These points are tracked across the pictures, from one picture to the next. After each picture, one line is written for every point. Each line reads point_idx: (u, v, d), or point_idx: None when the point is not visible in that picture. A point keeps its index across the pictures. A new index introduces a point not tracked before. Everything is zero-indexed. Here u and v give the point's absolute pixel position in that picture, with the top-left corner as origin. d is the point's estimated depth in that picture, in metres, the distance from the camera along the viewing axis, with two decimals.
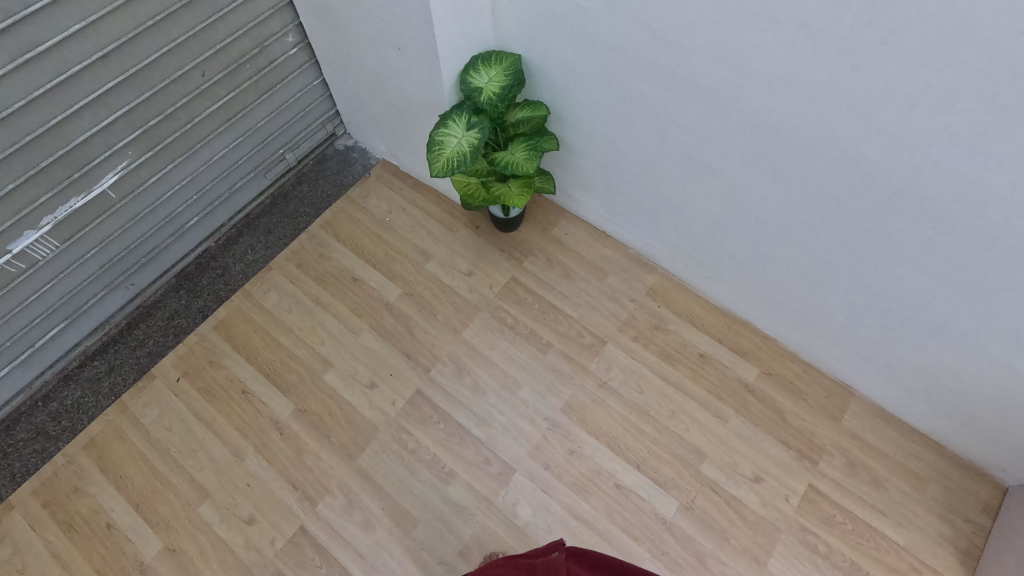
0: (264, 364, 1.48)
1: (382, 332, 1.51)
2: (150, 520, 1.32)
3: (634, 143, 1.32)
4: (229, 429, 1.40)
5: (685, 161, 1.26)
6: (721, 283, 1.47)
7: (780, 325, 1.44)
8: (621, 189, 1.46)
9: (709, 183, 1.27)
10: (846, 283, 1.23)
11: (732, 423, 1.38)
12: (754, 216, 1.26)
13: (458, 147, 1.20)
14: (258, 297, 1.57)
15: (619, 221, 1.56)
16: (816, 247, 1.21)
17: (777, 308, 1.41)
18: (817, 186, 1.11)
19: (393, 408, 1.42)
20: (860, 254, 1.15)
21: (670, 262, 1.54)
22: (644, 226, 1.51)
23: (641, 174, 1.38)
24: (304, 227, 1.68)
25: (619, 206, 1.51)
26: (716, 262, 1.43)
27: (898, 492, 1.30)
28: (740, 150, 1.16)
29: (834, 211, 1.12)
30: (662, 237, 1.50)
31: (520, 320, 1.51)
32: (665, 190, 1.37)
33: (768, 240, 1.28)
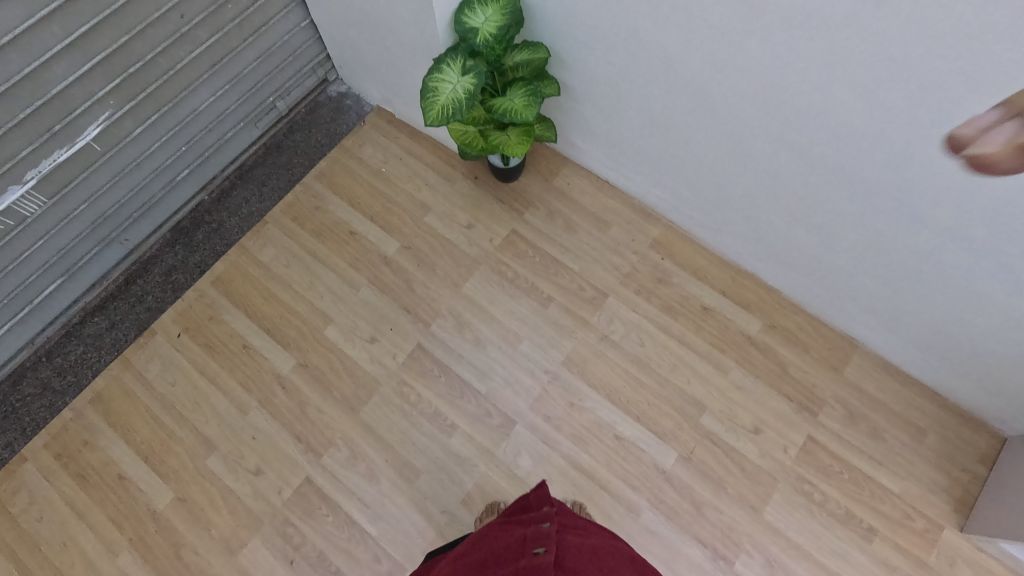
0: (263, 319, 1.47)
1: (381, 287, 1.49)
2: (159, 471, 1.35)
3: (639, 88, 1.25)
4: (232, 384, 1.42)
5: (693, 106, 1.20)
6: (727, 234, 1.43)
7: (786, 277, 1.41)
8: (625, 138, 1.40)
9: (719, 129, 1.21)
10: (856, 236, 1.19)
11: (733, 375, 1.38)
12: (765, 166, 1.21)
13: (454, 93, 1.14)
14: (255, 251, 1.55)
15: (622, 170, 1.50)
16: (827, 198, 1.17)
17: (783, 260, 1.38)
18: (833, 134, 1.05)
19: (394, 362, 1.42)
20: (873, 205, 1.11)
21: (674, 212, 1.50)
22: (648, 175, 1.46)
23: (646, 121, 1.32)
24: (299, 179, 1.63)
25: (623, 154, 1.45)
26: (722, 213, 1.39)
27: (896, 442, 1.31)
28: (753, 95, 1.09)
29: (848, 160, 1.07)
30: (667, 188, 1.45)
31: (521, 273, 1.49)
32: (671, 139, 1.31)
33: (777, 191, 1.24)
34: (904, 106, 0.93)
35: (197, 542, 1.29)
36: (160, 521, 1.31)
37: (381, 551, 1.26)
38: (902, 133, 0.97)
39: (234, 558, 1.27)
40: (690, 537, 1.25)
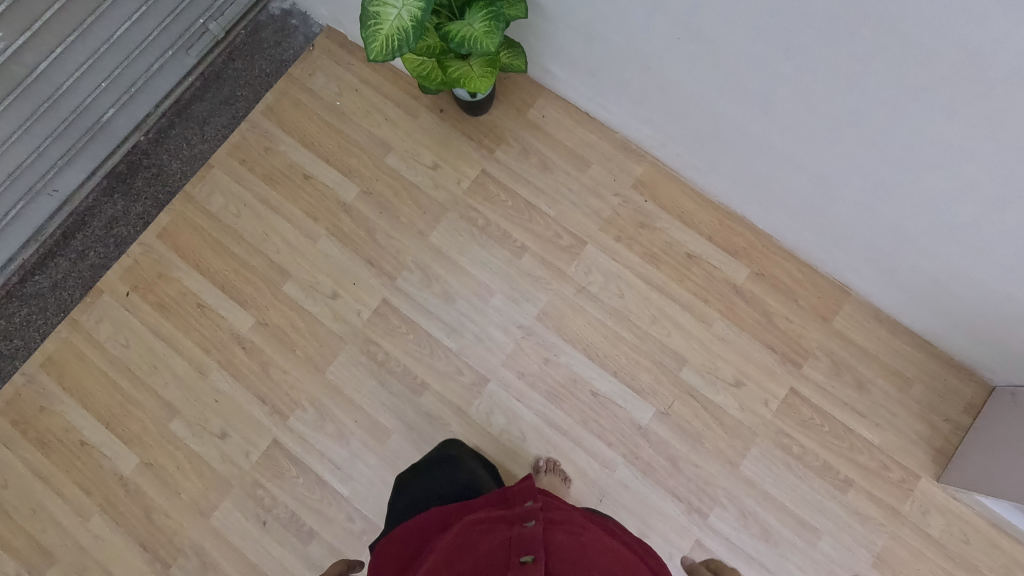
0: (217, 276, 1.37)
1: (342, 237, 1.38)
2: (122, 436, 1.31)
3: (621, 10, 1.08)
4: (189, 345, 1.34)
5: (685, 29, 1.04)
6: (716, 175, 1.31)
7: (778, 222, 1.30)
8: (607, 67, 1.24)
9: (712, 59, 1.06)
10: (857, 182, 1.08)
11: (716, 326, 1.31)
12: (764, 102, 1.07)
13: (401, 21, 0.96)
14: (201, 199, 1.41)
15: (603, 101, 1.34)
16: (832, 139, 1.04)
17: (775, 205, 1.27)
18: (847, 63, 0.91)
19: (359, 319, 1.34)
20: (880, 149, 1.00)
21: (660, 149, 1.36)
22: (632, 108, 1.30)
23: (629, 48, 1.15)
24: (245, 115, 1.46)
25: (605, 84, 1.28)
26: (711, 153, 1.26)
27: (880, 394, 1.27)
28: (759, 14, 0.93)
29: (861, 95, 0.94)
30: (653, 123, 1.30)
31: (492, 220, 1.38)
32: (658, 68, 1.15)
33: (777, 130, 1.10)
34: (931, 30, 0.79)
35: (167, 506, 1.27)
36: (128, 486, 1.28)
37: (353, 511, 1.25)
38: (925, 63, 0.83)
39: (207, 521, 1.26)
40: (665, 492, 1.24)
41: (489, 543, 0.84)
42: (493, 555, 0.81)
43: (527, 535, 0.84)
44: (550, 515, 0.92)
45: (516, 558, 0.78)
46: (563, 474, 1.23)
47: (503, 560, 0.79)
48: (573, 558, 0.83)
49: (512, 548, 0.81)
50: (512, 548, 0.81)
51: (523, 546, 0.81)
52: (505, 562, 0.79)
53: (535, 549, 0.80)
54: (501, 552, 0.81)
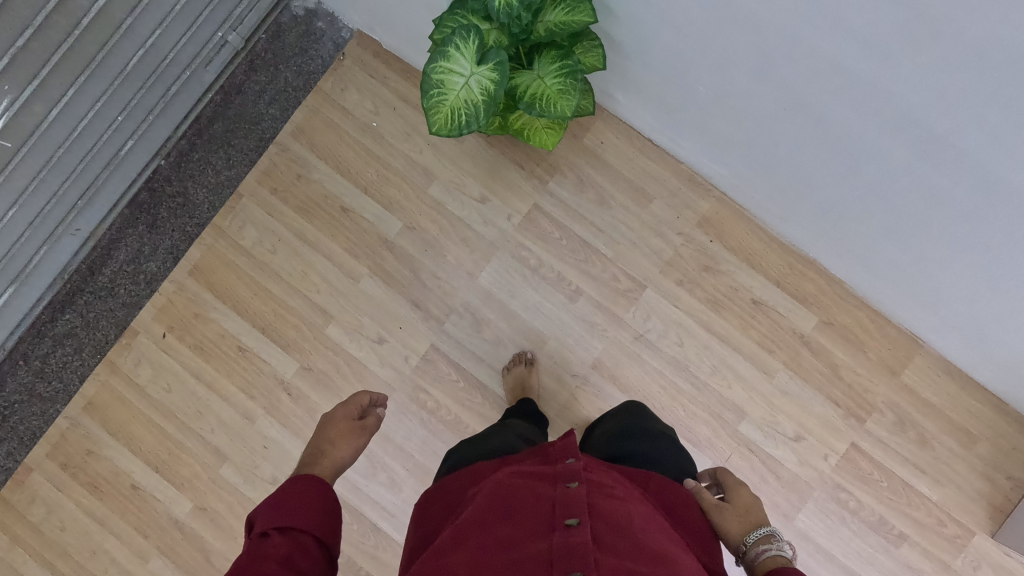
0: (256, 316, 1.31)
1: (385, 277, 1.30)
2: (173, 480, 1.30)
3: (718, 67, 0.98)
4: (233, 390, 1.30)
5: (798, 92, 0.93)
6: (796, 225, 1.22)
7: (859, 275, 1.22)
8: (685, 106, 1.11)
9: (814, 125, 0.97)
10: (959, 261, 1.03)
11: (779, 378, 1.26)
12: (877, 172, 0.97)
13: (470, 91, 0.83)
14: (233, 233, 1.32)
15: (674, 135, 1.21)
16: (940, 218, 0.97)
17: (859, 265, 1.20)
18: (991, 149, 0.82)
19: (407, 364, 1.29)
20: (993, 238, 0.94)
21: (734, 187, 1.25)
22: (708, 147, 1.18)
23: (722, 99, 1.03)
24: (273, 136, 1.33)
25: (680, 120, 1.16)
26: (795, 209, 1.17)
27: (943, 450, 1.24)
28: (895, 90, 0.83)
29: (989, 182, 0.86)
30: (735, 170, 1.19)
31: (544, 259, 1.29)
32: (754, 123, 1.04)
33: (886, 199, 1.01)
34: None
35: (225, 548, 1.28)
36: (184, 529, 1.29)
37: None
38: None
39: None
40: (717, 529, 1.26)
41: (527, 503, 0.71)
42: (532, 523, 0.68)
43: (571, 496, 0.70)
44: (597, 474, 0.78)
45: (560, 522, 0.67)
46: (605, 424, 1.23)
47: (544, 529, 0.66)
48: (626, 523, 0.68)
49: (555, 514, 0.69)
50: (554, 512, 0.68)
51: (567, 510, 0.68)
52: (547, 524, 0.67)
53: (580, 513, 0.67)
54: (540, 516, 0.68)
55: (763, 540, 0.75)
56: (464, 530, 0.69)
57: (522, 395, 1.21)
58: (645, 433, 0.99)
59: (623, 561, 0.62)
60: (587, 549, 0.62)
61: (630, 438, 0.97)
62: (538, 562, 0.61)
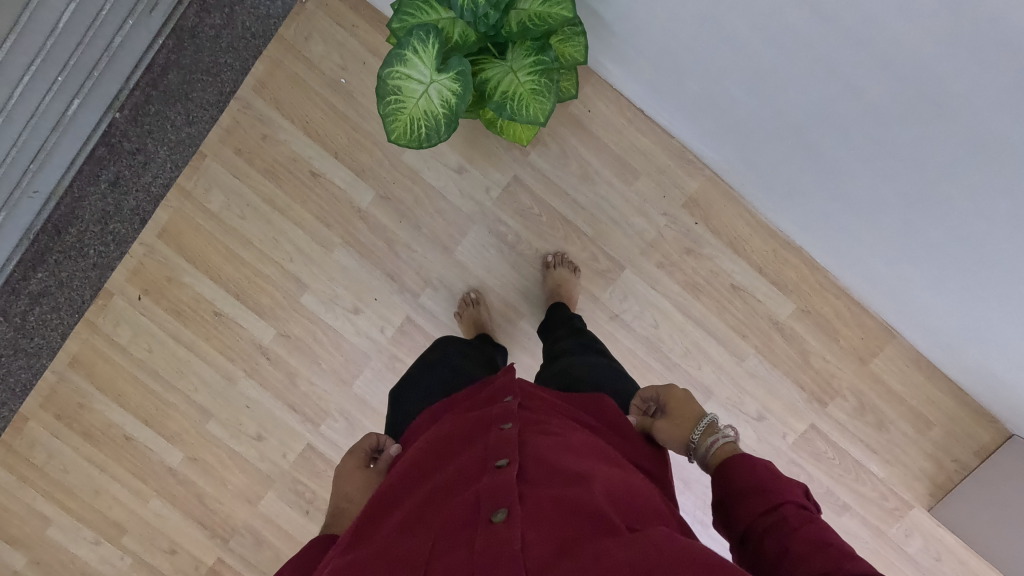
0: (230, 283, 1.29)
1: (358, 248, 1.27)
2: (163, 433, 1.37)
3: (710, 52, 0.95)
4: (213, 353, 1.33)
5: (773, 76, 0.91)
6: (786, 218, 1.19)
7: (848, 272, 1.21)
8: (685, 86, 1.05)
9: (802, 113, 0.94)
10: (930, 263, 1.03)
11: (749, 362, 1.28)
12: (852, 157, 0.96)
13: (429, 101, 0.75)
14: (200, 196, 1.27)
15: (673, 115, 1.16)
16: (914, 215, 0.97)
17: (842, 262, 1.19)
18: (958, 127, 0.80)
19: (382, 335, 1.30)
20: (962, 238, 0.94)
21: (731, 173, 1.19)
22: (705, 131, 1.13)
23: (703, 76, 1.00)
24: (234, 90, 1.24)
25: (679, 101, 1.10)
26: (785, 201, 1.15)
27: (898, 434, 1.29)
28: (863, 71, 0.81)
29: (962, 177, 0.86)
30: (726, 156, 1.16)
31: (522, 235, 1.25)
32: (735, 103, 1.01)
33: (866, 187, 0.99)
34: None
35: (217, 493, 1.39)
36: (178, 476, 1.38)
37: None
38: None
39: (255, 507, 1.39)
40: (675, 482, 1.35)
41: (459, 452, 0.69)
42: (465, 470, 0.65)
43: (503, 437, 0.68)
44: (533, 408, 0.76)
45: (490, 464, 0.64)
46: (573, 266, 1.24)
47: (476, 472, 0.64)
48: (558, 452, 0.66)
49: (487, 457, 0.66)
50: (485, 456, 0.66)
51: (497, 452, 0.66)
52: (478, 470, 0.64)
53: (510, 451, 0.65)
54: (472, 463, 0.66)
55: (707, 434, 0.74)
56: (402, 496, 0.68)
57: (478, 332, 1.20)
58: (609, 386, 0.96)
59: (552, 486, 0.60)
60: (512, 484, 0.59)
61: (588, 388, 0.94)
62: (464, 505, 0.59)
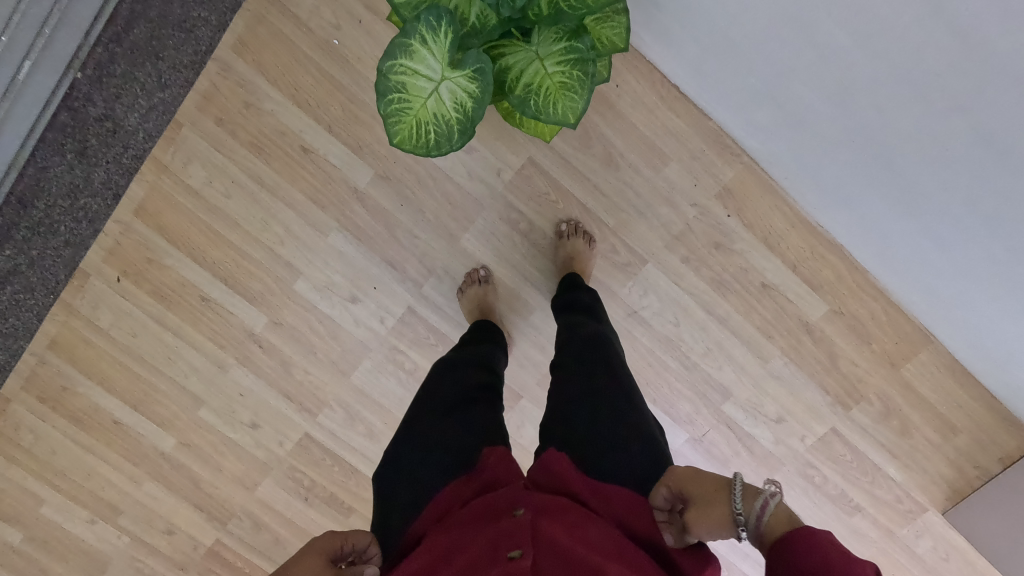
0: (216, 266, 1.19)
1: (355, 233, 1.16)
2: (153, 418, 1.30)
3: (772, 31, 0.85)
4: (201, 339, 1.24)
5: (851, 71, 0.83)
6: (838, 227, 1.10)
7: (898, 283, 1.12)
8: (738, 68, 0.94)
9: (869, 106, 0.85)
10: (996, 281, 0.94)
11: (773, 364, 1.20)
12: (919, 168, 0.88)
13: (440, 102, 0.63)
14: (178, 170, 1.13)
15: (717, 98, 1.03)
16: (987, 225, 0.88)
17: (894, 275, 1.10)
18: None
19: (383, 325, 1.21)
20: None
21: (779, 173, 1.09)
22: (756, 125, 1.02)
23: (766, 67, 0.90)
24: (210, 49, 1.08)
25: (729, 85, 0.98)
26: (838, 208, 1.06)
27: (921, 439, 1.24)
28: (958, 70, 0.74)
29: None
30: (772, 154, 1.06)
31: (536, 223, 1.14)
32: (794, 98, 0.92)
33: (928, 201, 0.92)
34: None
35: (213, 478, 1.35)
36: (172, 461, 1.34)
37: None
38: None
39: (253, 492, 1.35)
40: None
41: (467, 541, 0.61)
42: (474, 562, 0.58)
43: (515, 523, 0.61)
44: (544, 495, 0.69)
45: (502, 556, 0.57)
46: (588, 236, 1.12)
47: (486, 563, 0.57)
48: (576, 545, 0.59)
49: (498, 546, 0.59)
50: (496, 547, 0.58)
51: (509, 541, 0.59)
52: (488, 561, 0.57)
53: (524, 543, 0.58)
54: (483, 553, 0.59)
55: (750, 495, 0.62)
56: None
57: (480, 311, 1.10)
58: (623, 403, 0.82)
59: None
60: None
61: (597, 420, 0.80)
62: None
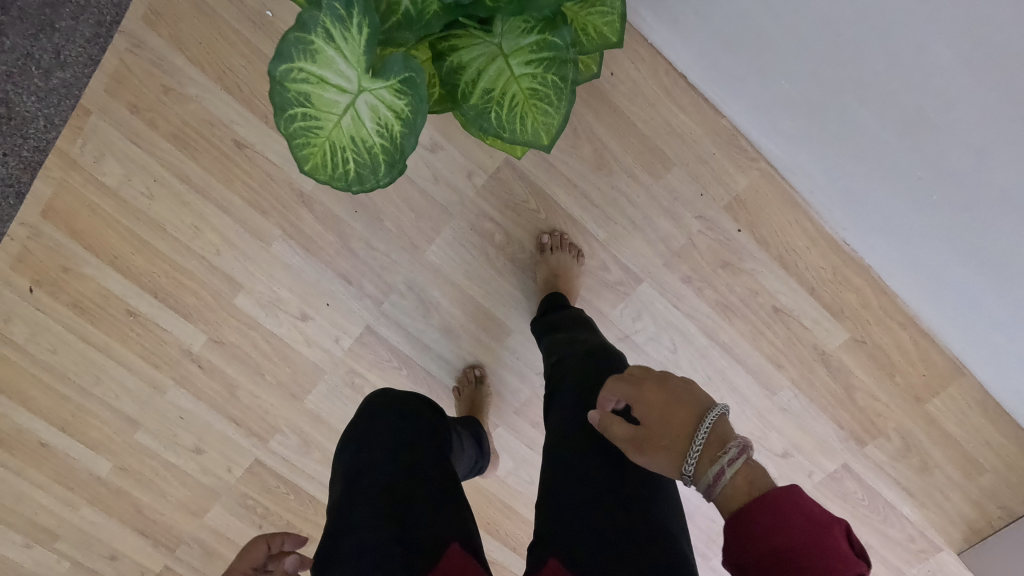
0: (143, 277, 1.02)
1: (303, 242, 0.99)
2: (85, 441, 1.16)
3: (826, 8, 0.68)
4: (132, 357, 1.09)
5: (932, 78, 0.67)
6: (871, 252, 0.94)
7: (934, 315, 0.96)
8: (771, 58, 0.77)
9: (939, 107, 0.69)
10: None
11: (781, 396, 1.06)
12: (991, 188, 0.72)
13: (359, 121, 0.46)
14: (90, 166, 0.96)
15: (737, 94, 0.86)
16: None
17: (934, 309, 0.95)
18: None
19: (338, 346, 1.06)
20: None
21: (806, 187, 0.92)
22: (785, 129, 0.85)
23: (819, 72, 0.74)
24: (115, 19, 0.89)
25: (757, 79, 0.81)
26: (876, 232, 0.90)
27: (942, 478, 1.10)
28: None
29: None
30: (802, 170, 0.90)
31: (513, 235, 0.99)
32: (849, 112, 0.76)
33: (996, 234, 0.76)
34: None
35: (157, 504, 1.21)
36: (110, 486, 1.20)
37: None
38: None
39: (201, 519, 1.22)
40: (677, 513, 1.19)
41: None
42: None
43: None
44: None
45: None
46: (576, 252, 0.97)
47: None
48: None
49: None
50: None
51: None
52: None
53: None
54: None
55: (708, 458, 0.56)
56: None
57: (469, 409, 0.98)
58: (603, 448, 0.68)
59: None
60: None
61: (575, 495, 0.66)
62: None
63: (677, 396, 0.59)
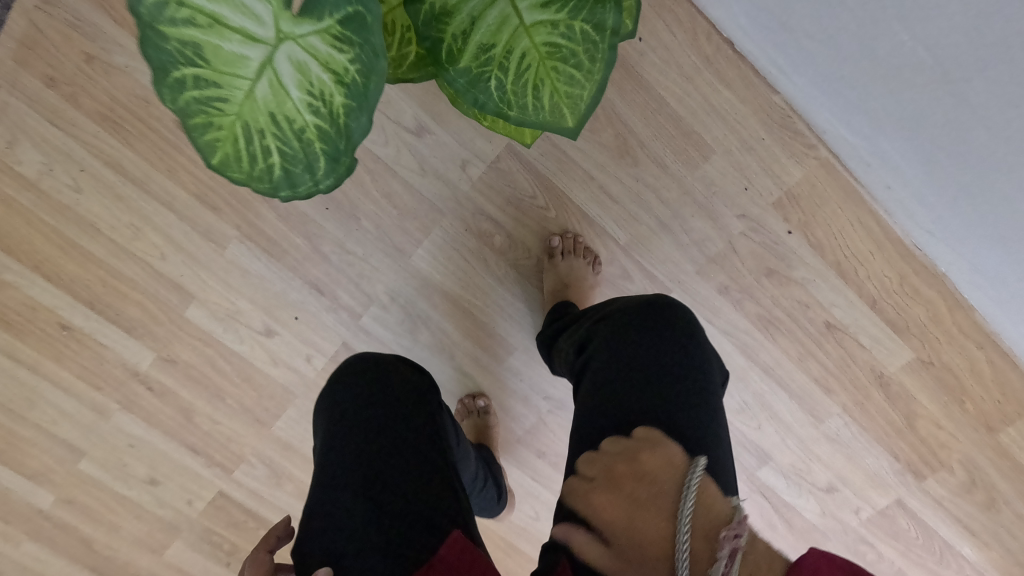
0: (76, 286, 0.86)
1: (266, 245, 0.83)
2: (20, 470, 0.97)
3: None
4: (69, 378, 0.92)
5: None
6: (956, 262, 0.78)
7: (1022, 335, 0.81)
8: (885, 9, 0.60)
9: None
10: None
11: (829, 424, 0.90)
12: None
13: (281, 88, 0.30)
14: (2, 153, 0.78)
15: (815, 63, 0.69)
16: None
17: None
18: None
19: (310, 366, 0.90)
20: None
21: (886, 181, 0.76)
22: (876, 108, 0.69)
23: (960, 28, 0.58)
24: None
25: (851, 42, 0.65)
26: (969, 239, 0.74)
27: (1010, 515, 0.94)
28: None
29: None
30: (885, 159, 0.73)
31: (517, 237, 0.83)
32: (998, 93, 0.59)
33: None
34: None
35: (110, 539, 1.02)
36: (53, 520, 1.01)
37: None
38: None
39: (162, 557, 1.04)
40: None
41: None
42: None
43: None
44: None
45: None
46: (592, 258, 0.81)
47: None
48: None
49: None
50: None
51: None
52: None
53: None
54: None
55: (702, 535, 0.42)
56: None
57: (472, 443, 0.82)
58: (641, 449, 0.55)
59: None
60: None
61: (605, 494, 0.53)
62: None
63: (642, 479, 0.47)
